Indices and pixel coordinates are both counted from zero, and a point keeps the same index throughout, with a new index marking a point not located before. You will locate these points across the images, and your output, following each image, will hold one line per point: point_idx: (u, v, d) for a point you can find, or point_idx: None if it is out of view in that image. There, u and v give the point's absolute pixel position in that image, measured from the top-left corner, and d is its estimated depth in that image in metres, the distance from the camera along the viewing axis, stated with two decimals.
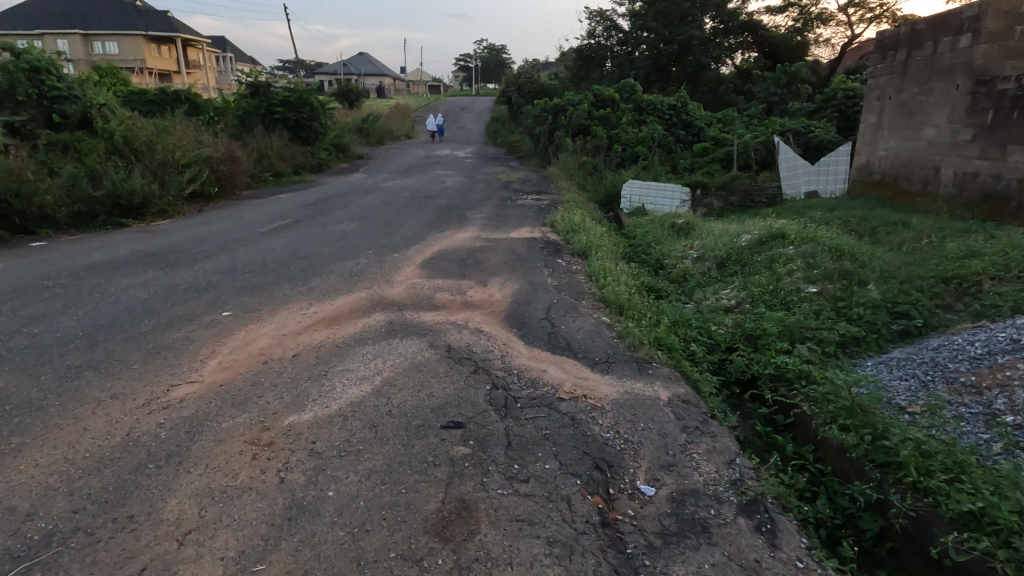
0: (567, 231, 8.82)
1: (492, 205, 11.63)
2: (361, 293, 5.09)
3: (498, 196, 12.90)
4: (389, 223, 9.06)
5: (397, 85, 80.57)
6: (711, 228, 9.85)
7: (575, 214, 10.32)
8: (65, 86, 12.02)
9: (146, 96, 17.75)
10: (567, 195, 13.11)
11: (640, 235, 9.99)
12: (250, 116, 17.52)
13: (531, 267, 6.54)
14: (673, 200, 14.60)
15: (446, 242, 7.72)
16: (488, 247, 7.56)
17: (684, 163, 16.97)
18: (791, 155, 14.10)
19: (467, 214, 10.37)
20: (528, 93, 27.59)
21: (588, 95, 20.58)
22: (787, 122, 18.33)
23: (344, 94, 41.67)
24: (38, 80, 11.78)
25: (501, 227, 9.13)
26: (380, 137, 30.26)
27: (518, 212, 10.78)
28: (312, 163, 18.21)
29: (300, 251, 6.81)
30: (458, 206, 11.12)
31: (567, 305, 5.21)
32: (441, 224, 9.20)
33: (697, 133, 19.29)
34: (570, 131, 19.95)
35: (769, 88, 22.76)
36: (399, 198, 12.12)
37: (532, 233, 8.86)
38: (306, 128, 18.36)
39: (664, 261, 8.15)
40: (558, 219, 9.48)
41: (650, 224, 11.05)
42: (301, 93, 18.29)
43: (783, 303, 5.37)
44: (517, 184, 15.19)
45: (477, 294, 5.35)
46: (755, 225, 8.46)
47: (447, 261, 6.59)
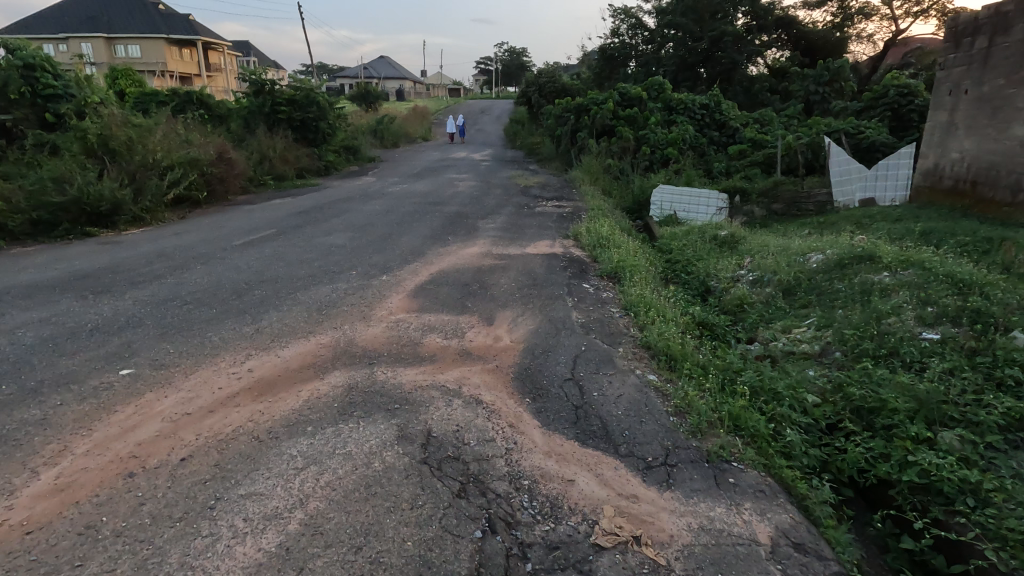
0: (594, 245, 7.52)
1: (507, 213, 10.39)
2: (325, 336, 3.85)
3: (514, 203, 11.66)
4: (387, 235, 7.84)
5: (418, 88, 79.99)
6: (762, 242, 8.45)
7: (602, 225, 8.99)
8: (61, 84, 10.93)
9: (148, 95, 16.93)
10: (591, 202, 11.79)
11: (677, 251, 8.63)
12: (253, 115, 16.54)
13: (550, 294, 5.22)
14: (708, 207, 13.20)
15: (449, 260, 6.45)
16: (499, 266, 6.27)
17: (719, 167, 15.52)
18: (844, 158, 12.58)
19: (477, 223, 9.13)
20: (548, 93, 26.29)
21: (613, 93, 19.20)
22: (833, 122, 16.76)
23: (363, 96, 40.97)
24: (32, 77, 10.69)
25: (515, 240, 7.86)
26: (395, 139, 29.30)
27: (536, 222, 9.50)
28: (318, 166, 17.17)
29: (269, 271, 5.58)
30: (468, 214, 9.89)
31: (599, 356, 3.87)
32: (446, 236, 7.97)
33: (732, 134, 17.79)
34: (593, 132, 18.63)
35: (809, 87, 21.11)
36: (405, 204, 10.93)
37: (552, 248, 7.57)
38: (312, 129, 17.32)
39: (711, 286, 6.79)
40: (582, 231, 8.18)
41: (688, 236, 9.70)
42: (308, 92, 17.26)
43: (892, 355, 3.98)
44: (535, 189, 13.92)
45: (479, 337, 4.05)
46: (821, 242, 7.05)
47: (446, 286, 5.31)
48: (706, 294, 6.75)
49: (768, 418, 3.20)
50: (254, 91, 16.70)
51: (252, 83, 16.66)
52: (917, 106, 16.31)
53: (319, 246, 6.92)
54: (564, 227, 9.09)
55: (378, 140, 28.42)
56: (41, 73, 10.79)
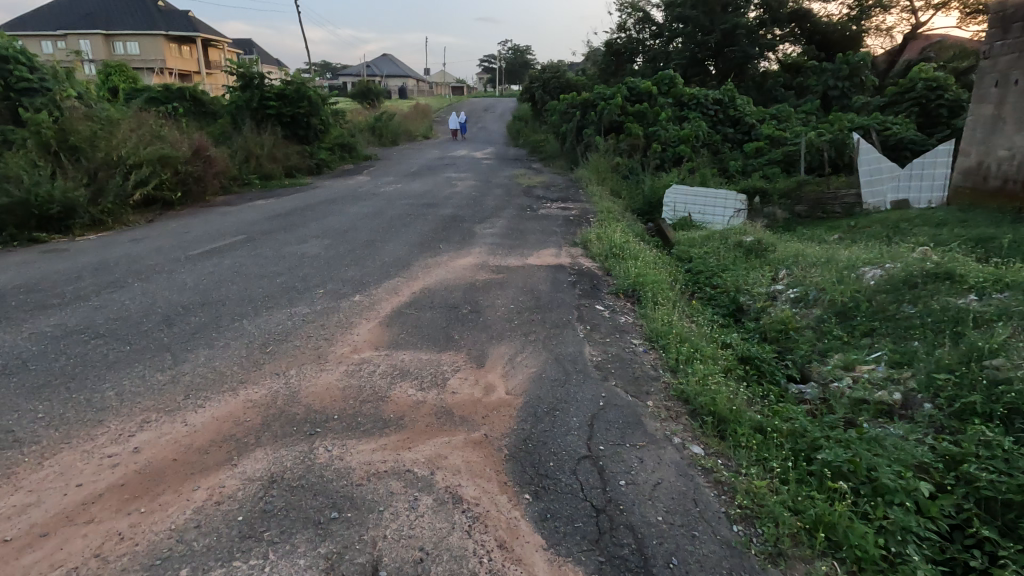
0: (606, 256, 6.56)
1: (508, 215, 9.46)
2: (260, 389, 2.93)
3: (516, 204, 10.73)
4: (370, 242, 6.90)
5: (421, 86, 78.92)
6: (795, 250, 7.45)
7: (613, 230, 8.02)
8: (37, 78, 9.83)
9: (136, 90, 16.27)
10: (600, 205, 10.83)
11: (698, 261, 7.64)
12: (240, 110, 15.62)
13: (556, 322, 4.27)
14: (726, 208, 12.24)
15: (437, 274, 5.51)
16: (496, 283, 5.32)
17: (735, 166, 14.54)
18: (875, 156, 11.58)
19: (474, 228, 8.19)
20: (553, 89, 25.30)
21: (621, 87, 18.21)
22: (856, 117, 15.75)
23: (364, 94, 40.03)
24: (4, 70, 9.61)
25: (516, 248, 6.91)
26: (394, 137, 28.35)
27: (539, 226, 8.54)
28: (310, 164, 16.26)
29: (218, 290, 4.66)
30: (464, 218, 8.94)
31: (621, 415, 2.92)
32: (436, 243, 7.03)
33: (747, 131, 16.78)
34: (601, 128, 17.67)
35: (827, 81, 20.03)
36: (397, 205, 9.99)
37: (557, 258, 6.62)
38: (303, 125, 16.41)
39: (744, 305, 5.82)
40: (592, 238, 7.22)
41: (709, 243, 8.72)
42: (299, 86, 16.34)
43: (1010, 415, 3.04)
44: (540, 189, 12.98)
45: (465, 387, 3.11)
46: (872, 252, 6.04)
47: (430, 310, 4.37)
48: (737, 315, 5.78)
49: (872, 527, 2.24)
50: (242, 86, 15.80)
51: (239, 76, 15.75)
52: (945, 101, 15.35)
53: (289, 257, 6.00)
54: (570, 233, 8.14)
55: (377, 138, 27.47)
56: (14, 65, 9.72)
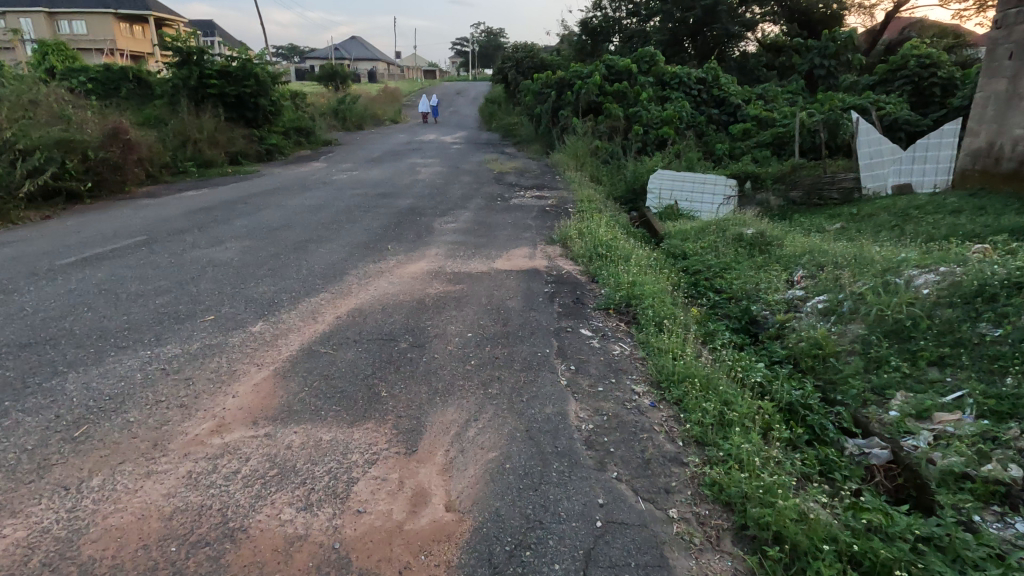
0: (590, 258, 5.41)
1: (475, 206, 8.25)
2: (15, 532, 1.74)
3: (485, 193, 9.51)
4: (302, 242, 5.62)
5: (393, 69, 76.22)
6: (807, 246, 6.42)
7: (596, 224, 6.88)
8: None
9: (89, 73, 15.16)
10: (580, 193, 9.68)
11: (697, 260, 6.56)
12: (176, 89, 13.94)
13: (528, 360, 3.10)
14: (714, 197, 11.28)
15: (376, 287, 4.30)
16: (452, 299, 4.13)
17: (722, 149, 13.53)
18: (875, 137, 10.69)
19: (433, 223, 6.96)
20: (527, 69, 23.87)
21: (599, 65, 16.97)
22: (847, 97, 14.84)
23: (330, 77, 37.86)
24: None
25: (481, 248, 5.74)
26: (360, 121, 26.63)
27: (510, 220, 7.35)
28: (259, 150, 14.70)
29: (60, 322, 3.39)
30: (423, 210, 7.71)
31: (629, 549, 1.81)
32: (384, 242, 5.80)
33: (733, 112, 15.77)
34: (578, 109, 16.46)
35: (812, 60, 19.10)
36: (347, 195, 8.67)
37: (530, 260, 5.47)
38: (250, 107, 14.81)
39: (762, 318, 4.74)
40: (572, 234, 6.06)
41: (706, 237, 7.65)
42: (245, 63, 14.71)
43: None
44: (513, 176, 11.75)
45: (377, 499, 1.95)
46: (909, 251, 5.04)
47: (354, 346, 3.16)
48: (752, 331, 4.71)
49: None
50: (178, 62, 14.12)
51: (175, 51, 14.06)
52: (937, 79, 14.49)
53: (189, 265, 4.72)
54: (546, 227, 6.99)
55: (340, 122, 25.71)
56: None
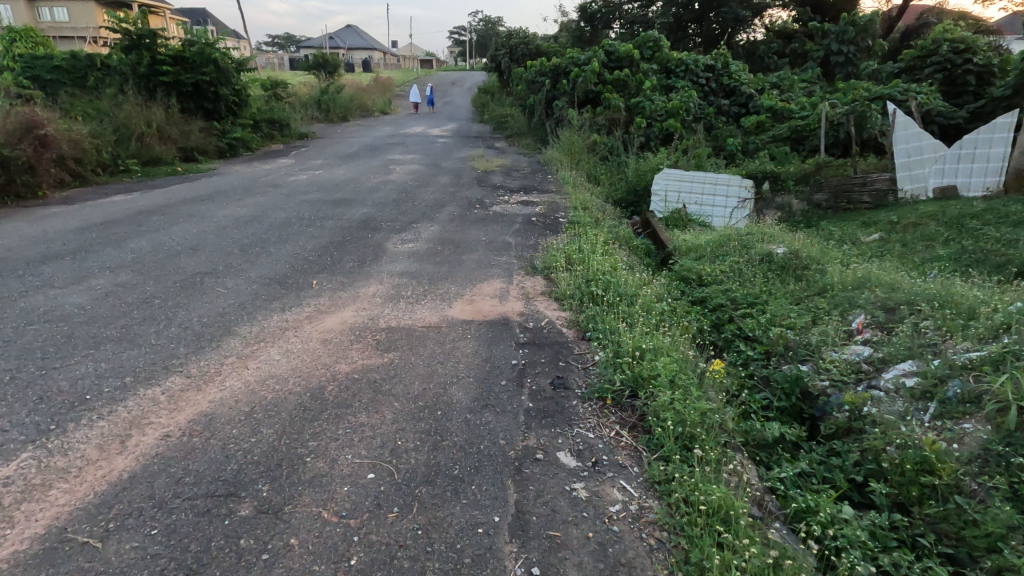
0: (583, 301, 4.04)
1: (446, 216, 6.86)
2: None
3: (462, 198, 8.12)
4: (199, 277, 4.24)
5: (387, 57, 74.13)
6: (858, 276, 5.09)
7: (592, 245, 5.48)
8: None
9: (53, 60, 13.64)
10: (574, 198, 8.32)
11: (719, 295, 5.20)
12: (123, 77, 12.44)
13: (458, 550, 1.76)
14: (727, 201, 9.98)
15: (263, 361, 2.93)
16: (368, 385, 2.75)
17: (734, 144, 12.12)
18: (915, 132, 9.25)
19: (387, 241, 5.57)
20: (521, 56, 22.27)
21: (597, 51, 15.47)
22: (872, 86, 13.41)
23: (320, 67, 36.25)
24: None
25: (437, 284, 4.36)
26: (345, 112, 25.07)
27: (484, 236, 5.99)
28: (219, 145, 13.26)
29: None
30: (379, 223, 6.31)
31: None
32: (309, 274, 4.41)
33: (744, 102, 14.41)
34: (574, 99, 15.00)
35: (829, 46, 17.57)
36: (296, 202, 7.27)
37: (500, 302, 4.08)
38: (209, 96, 13.33)
39: (823, 396, 3.37)
40: (559, 263, 4.69)
41: (726, 256, 6.29)
42: (203, 48, 13.21)
43: None
44: (498, 175, 10.37)
45: None
46: (1018, 299, 3.72)
47: (153, 522, 1.80)
48: (808, 416, 3.35)
49: None
50: (126, 47, 12.61)
51: (122, 34, 12.53)
52: (973, 66, 13.02)
53: (9, 320, 3.35)
54: (530, 247, 5.62)
55: (323, 113, 24.18)
56: None
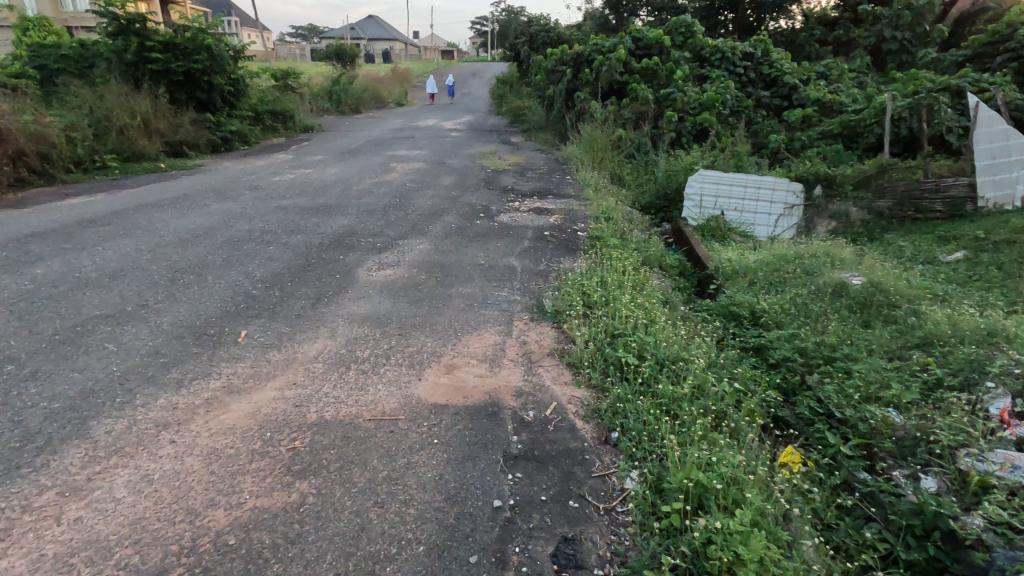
0: (607, 372, 2.88)
1: (442, 228, 5.75)
2: None
3: (465, 204, 6.99)
4: (90, 323, 3.19)
5: (407, 48, 73.05)
6: (978, 328, 3.83)
7: (619, 271, 4.27)
8: None
9: (60, 49, 12.43)
10: (595, 205, 7.13)
11: (784, 346, 3.99)
12: (108, 64, 11.51)
13: None
14: (773, 205, 8.78)
15: (93, 502, 1.85)
16: (242, 568, 1.65)
17: (778, 141, 10.74)
18: (1001, 129, 8.01)
19: (361, 266, 4.46)
20: (541, 45, 20.98)
21: (624, 37, 14.12)
22: (936, 76, 11.87)
23: (337, 56, 35.23)
24: None
25: (408, 337, 3.23)
26: (358, 103, 24.03)
27: (484, 258, 4.85)
28: (213, 138, 12.31)
29: None
30: (357, 238, 5.20)
31: None
32: (239, 320, 3.32)
33: (787, 94, 12.99)
34: (598, 90, 13.72)
35: (880, 32, 15.94)
36: (269, 209, 6.21)
37: (491, 368, 2.94)
38: (202, 86, 12.35)
39: (981, 548, 2.17)
40: (576, 306, 3.52)
41: (784, 286, 5.08)
42: (196, 33, 12.23)
43: None
44: (510, 176, 9.20)
45: None
46: None
47: None
48: None
49: None
50: (112, 32, 11.68)
51: (109, 18, 11.60)
52: None
53: None
54: (540, 275, 4.47)
55: (334, 104, 23.17)
56: None
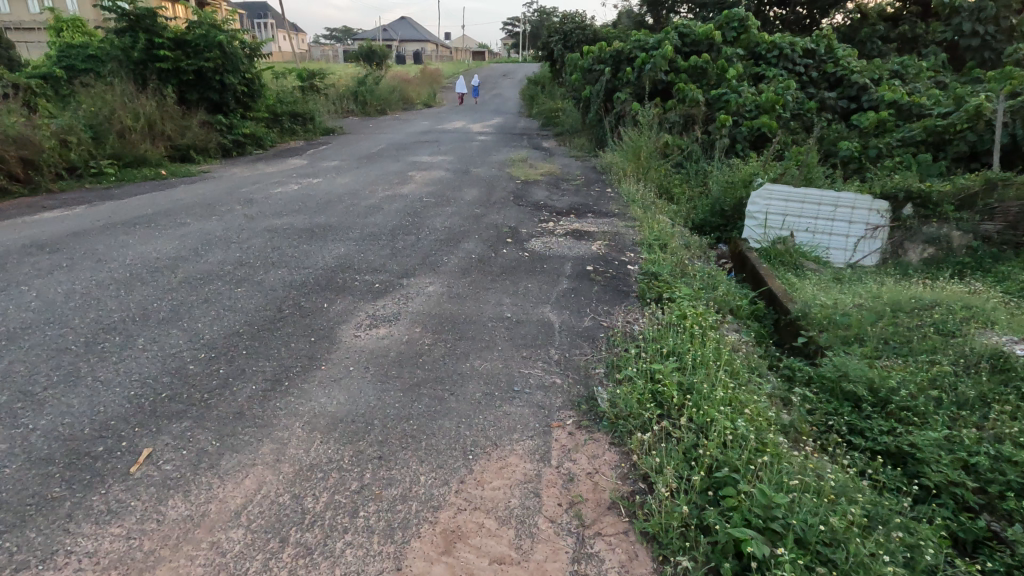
0: (713, 566, 1.71)
1: (459, 260, 4.65)
2: None
3: (490, 225, 5.89)
4: None
5: (439, 49, 72.52)
6: None
7: (698, 338, 3.08)
8: None
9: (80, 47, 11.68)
10: (646, 228, 5.92)
11: (942, 459, 2.76)
12: (116, 63, 10.83)
13: None
14: (851, 225, 7.38)
15: None
16: None
17: (850, 150, 9.32)
18: None
19: (349, 321, 3.37)
20: (576, 43, 19.78)
21: (669, 33, 12.83)
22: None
23: (367, 57, 34.54)
24: None
25: (392, 464, 2.12)
26: (384, 105, 23.20)
27: (511, 308, 3.72)
28: (223, 142, 11.50)
29: None
30: (352, 276, 4.14)
31: None
32: (147, 425, 2.27)
33: (855, 95, 11.51)
34: (639, 91, 12.47)
35: (960, 25, 14.07)
36: (256, 232, 5.21)
37: (518, 542, 1.81)
38: (214, 86, 11.55)
39: None
40: (647, 412, 2.37)
41: (911, 351, 3.81)
42: (208, 30, 11.45)
43: None
44: (541, 188, 8.07)
45: None
46: None
47: None
48: None
49: None
50: (120, 28, 10.96)
51: (116, 13, 10.90)
52: None
53: None
54: (587, 340, 3.32)
55: (359, 106, 22.38)
56: None
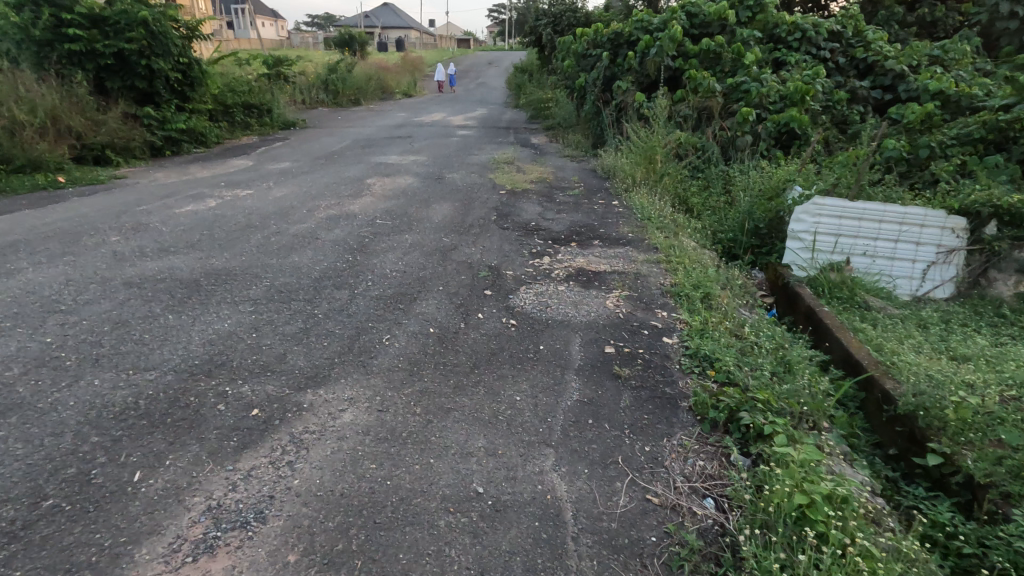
0: None
1: (405, 340, 3.01)
2: None
3: (459, 265, 4.23)
4: None
5: (423, 36, 69.61)
6: None
7: None
8: None
9: None
10: (677, 269, 4.28)
11: None
12: (14, 44, 8.94)
13: None
14: (922, 250, 5.02)
15: None
16: None
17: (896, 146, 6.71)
18: None
19: (164, 530, 1.72)
20: (566, 27, 18.13)
21: (676, 12, 11.14)
22: None
23: (344, 43, 32.44)
24: None
25: None
26: (358, 94, 21.28)
27: (485, 464, 2.09)
28: (151, 139, 9.65)
29: None
30: (221, 389, 2.46)
31: None
32: None
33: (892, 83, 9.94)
34: (643, 80, 10.81)
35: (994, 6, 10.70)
36: (110, 288, 3.49)
37: None
38: (140, 72, 9.69)
39: None
40: None
41: None
42: (130, 4, 9.54)
43: None
44: (531, 200, 6.45)
45: None
46: None
47: None
48: None
49: None
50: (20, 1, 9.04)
51: None
52: None
53: None
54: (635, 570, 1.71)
55: (331, 95, 20.44)
56: None
